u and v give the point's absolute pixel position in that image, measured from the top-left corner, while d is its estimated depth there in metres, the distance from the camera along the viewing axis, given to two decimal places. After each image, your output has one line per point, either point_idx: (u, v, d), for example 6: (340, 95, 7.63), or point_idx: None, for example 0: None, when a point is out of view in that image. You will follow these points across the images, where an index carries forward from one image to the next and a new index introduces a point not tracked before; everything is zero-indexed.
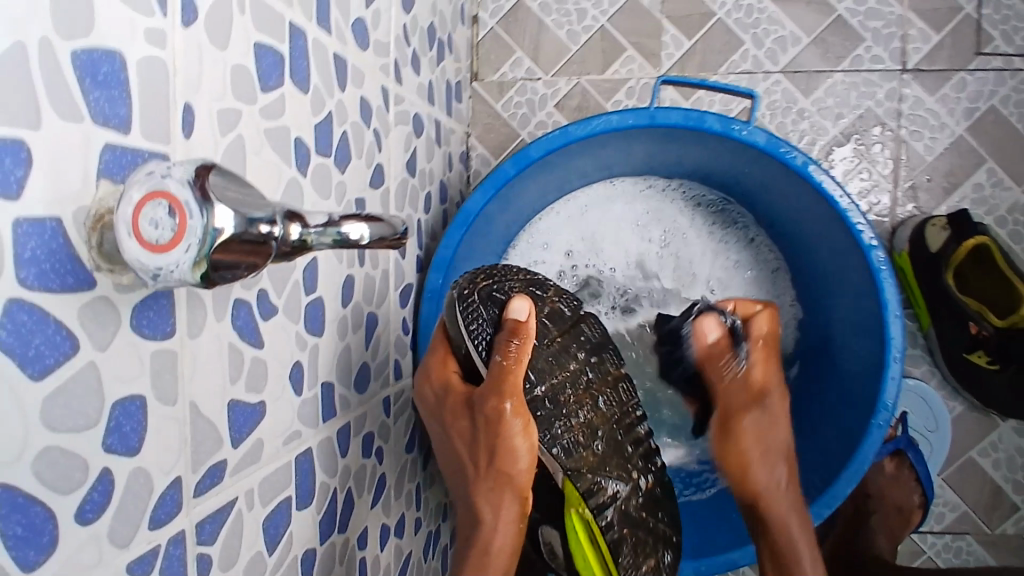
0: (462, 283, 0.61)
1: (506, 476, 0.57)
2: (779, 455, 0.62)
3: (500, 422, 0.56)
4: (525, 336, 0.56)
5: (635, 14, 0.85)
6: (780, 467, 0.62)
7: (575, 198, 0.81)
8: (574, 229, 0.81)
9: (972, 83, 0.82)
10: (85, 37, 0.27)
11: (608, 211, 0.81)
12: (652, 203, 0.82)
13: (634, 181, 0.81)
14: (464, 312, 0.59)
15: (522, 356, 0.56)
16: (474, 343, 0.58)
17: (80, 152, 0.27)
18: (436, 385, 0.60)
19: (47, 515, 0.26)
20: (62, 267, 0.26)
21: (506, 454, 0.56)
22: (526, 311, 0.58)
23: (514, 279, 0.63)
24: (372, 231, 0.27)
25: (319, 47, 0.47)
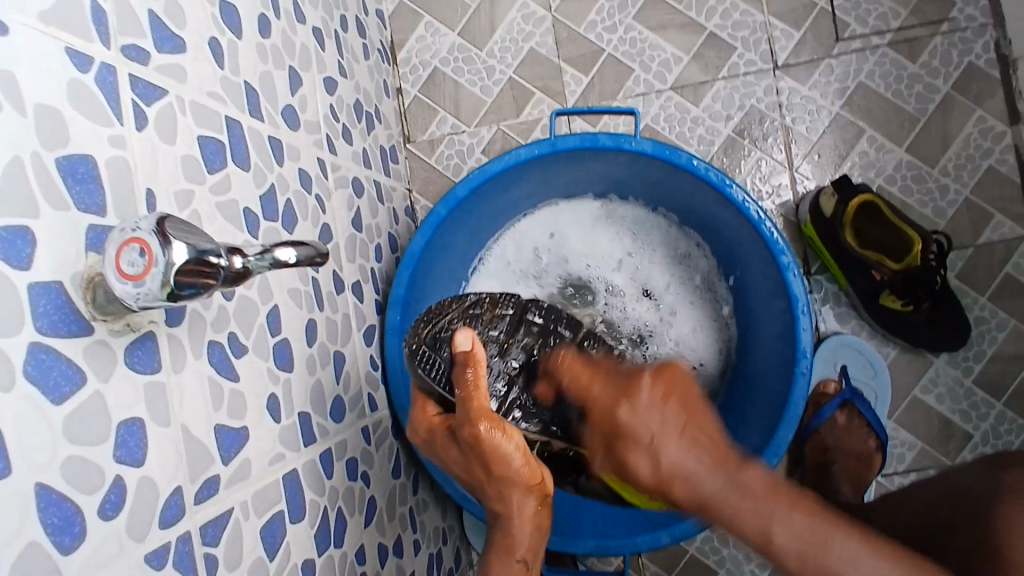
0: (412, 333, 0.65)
1: (510, 479, 0.58)
2: (671, 464, 0.49)
3: (482, 440, 0.55)
4: (478, 363, 0.57)
5: (537, 61, 0.97)
6: (679, 476, 0.49)
7: (522, 223, 0.90)
8: (521, 258, 0.90)
9: (838, 67, 0.94)
10: (63, 148, 0.36)
11: (548, 234, 0.90)
12: (588, 222, 0.90)
13: (572, 203, 0.89)
14: (416, 359, 0.63)
15: (479, 383, 0.56)
16: (435, 380, 0.62)
17: (70, 235, 0.35)
18: (424, 432, 0.62)
19: (76, 509, 0.34)
20: (66, 318, 0.34)
21: (499, 464, 0.57)
22: (469, 339, 0.58)
23: (453, 311, 0.68)
24: (299, 253, 0.35)
25: (255, 132, 0.57)
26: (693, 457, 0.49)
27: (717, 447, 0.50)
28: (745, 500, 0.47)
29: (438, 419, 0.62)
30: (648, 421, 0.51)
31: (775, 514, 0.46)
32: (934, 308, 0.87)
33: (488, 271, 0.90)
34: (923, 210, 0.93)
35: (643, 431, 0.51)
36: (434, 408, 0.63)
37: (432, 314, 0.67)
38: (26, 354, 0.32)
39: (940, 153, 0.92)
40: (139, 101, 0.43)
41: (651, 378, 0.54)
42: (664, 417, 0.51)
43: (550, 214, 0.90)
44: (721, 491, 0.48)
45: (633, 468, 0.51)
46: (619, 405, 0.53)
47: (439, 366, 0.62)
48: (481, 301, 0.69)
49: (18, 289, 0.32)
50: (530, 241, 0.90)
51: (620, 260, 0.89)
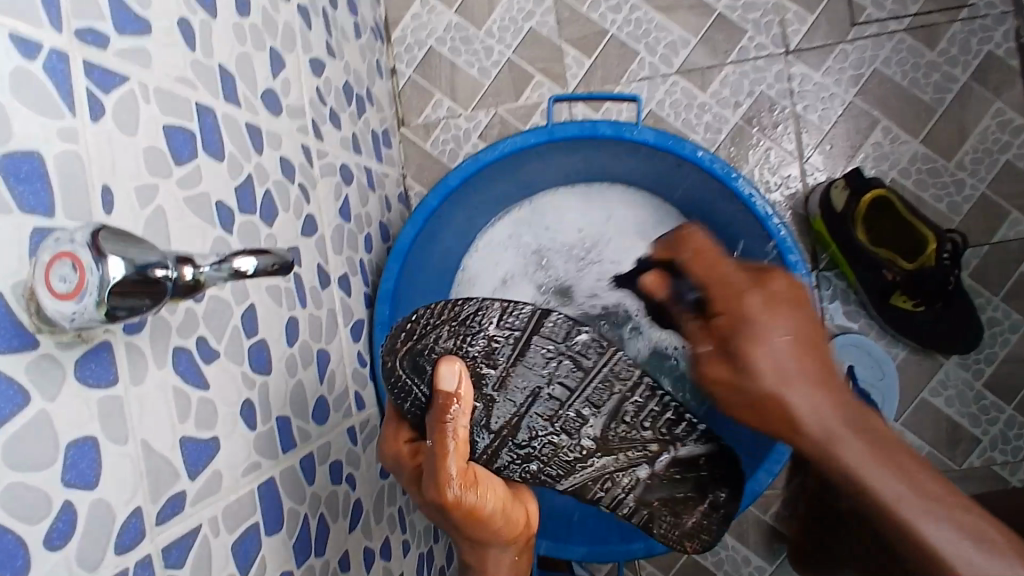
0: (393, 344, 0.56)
1: (477, 539, 0.52)
2: (787, 372, 0.46)
3: (450, 506, 0.48)
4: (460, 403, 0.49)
5: (537, 43, 0.93)
6: (800, 396, 0.45)
7: (527, 204, 0.87)
8: (525, 240, 0.86)
9: (853, 52, 0.89)
10: (5, 144, 0.33)
11: (556, 216, 0.86)
12: (595, 207, 0.86)
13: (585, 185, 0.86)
14: (392, 381, 0.56)
15: (458, 435, 0.49)
16: (412, 403, 0.56)
17: (11, 239, 0.32)
18: (391, 462, 0.55)
19: (18, 542, 0.31)
20: (7, 331, 0.31)
21: (467, 526, 0.50)
22: (455, 377, 0.48)
23: (448, 322, 0.57)
24: (259, 262, 0.32)
25: (230, 120, 0.53)
26: (813, 375, 0.46)
27: (830, 375, 0.47)
28: (872, 447, 0.43)
29: (406, 450, 0.54)
30: (776, 333, 0.47)
31: (899, 481, 0.41)
32: (946, 307, 0.84)
33: (484, 249, 0.86)
34: (937, 205, 0.89)
35: (765, 329, 0.47)
36: (407, 435, 0.56)
37: (418, 326, 0.56)
38: None
39: (957, 146, 0.88)
40: (94, 89, 0.39)
41: (789, 287, 0.50)
42: (784, 326, 0.47)
43: (556, 199, 0.86)
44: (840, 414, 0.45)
45: (753, 364, 0.47)
46: (750, 311, 0.48)
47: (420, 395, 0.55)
48: (488, 307, 0.58)
49: None
50: (533, 222, 0.86)
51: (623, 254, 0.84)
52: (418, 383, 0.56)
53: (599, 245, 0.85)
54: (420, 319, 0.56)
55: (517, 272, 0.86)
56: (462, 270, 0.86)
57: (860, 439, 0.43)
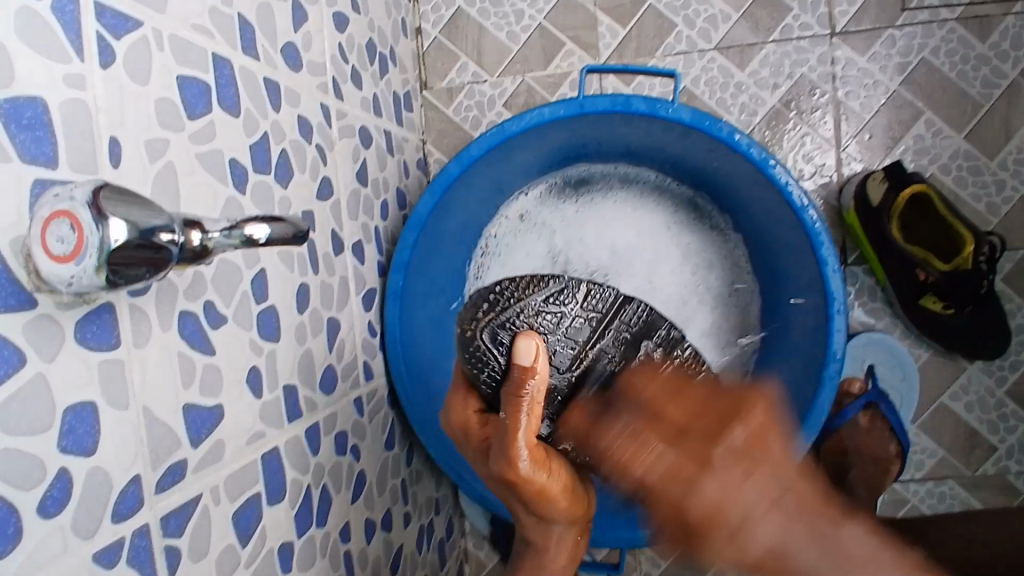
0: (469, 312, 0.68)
1: (543, 517, 0.55)
2: (781, 537, 0.44)
3: (515, 482, 0.51)
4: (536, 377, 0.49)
5: (570, 9, 0.89)
6: (791, 544, 0.44)
7: (559, 190, 0.85)
8: (556, 226, 0.85)
9: (902, 38, 0.85)
10: (6, 88, 0.30)
11: (589, 215, 0.85)
12: (627, 208, 0.85)
13: (618, 178, 0.85)
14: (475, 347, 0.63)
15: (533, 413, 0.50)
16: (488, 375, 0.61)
17: (9, 191, 0.30)
18: (460, 427, 0.58)
19: (9, 509, 0.30)
20: (4, 290, 0.29)
21: (534, 498, 0.53)
22: (532, 355, 0.49)
23: (530, 295, 0.69)
24: (272, 231, 0.30)
25: (248, 73, 0.50)
26: (798, 527, 0.44)
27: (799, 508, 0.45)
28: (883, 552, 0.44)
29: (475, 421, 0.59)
30: (746, 512, 0.45)
31: None
32: (977, 310, 0.82)
33: (510, 223, 0.85)
34: (975, 205, 0.85)
35: (733, 512, 0.45)
36: (477, 402, 0.57)
37: (502, 295, 0.68)
38: None
39: (1001, 144, 0.84)
40: (105, 33, 0.36)
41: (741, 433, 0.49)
42: (722, 480, 0.46)
43: (588, 189, 0.85)
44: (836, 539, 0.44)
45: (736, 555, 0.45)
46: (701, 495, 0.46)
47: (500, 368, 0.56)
48: (565, 286, 0.70)
49: None
50: (562, 210, 0.85)
51: (646, 267, 0.84)
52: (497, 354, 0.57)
53: (627, 250, 0.84)
54: (505, 288, 0.69)
55: (541, 261, 0.84)
56: (483, 250, 0.84)
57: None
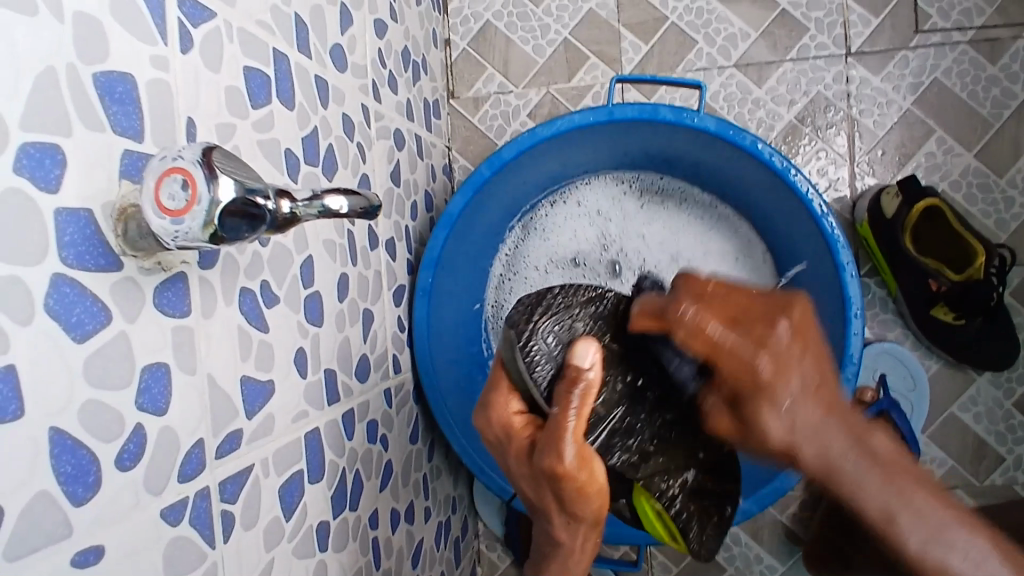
0: (517, 315, 0.61)
1: (575, 515, 0.51)
2: (812, 433, 0.46)
3: (563, 477, 0.48)
4: (588, 388, 0.49)
5: (595, 25, 0.92)
6: (817, 433, 0.46)
7: (617, 185, 0.88)
8: (611, 217, 0.89)
9: (915, 59, 0.88)
10: (102, 62, 0.33)
11: (650, 215, 0.88)
12: (684, 216, 0.88)
13: (669, 187, 0.88)
14: (523, 347, 0.57)
15: (584, 412, 0.48)
16: (539, 377, 0.55)
17: (103, 159, 0.32)
18: (497, 428, 0.55)
19: (91, 458, 0.30)
20: (94, 251, 0.31)
21: (576, 503, 0.50)
22: (591, 357, 0.49)
23: (579, 304, 0.64)
24: (350, 202, 0.32)
25: (302, 70, 0.53)
26: (834, 422, 0.46)
27: (821, 362, 0.49)
28: (946, 509, 0.43)
29: (519, 421, 0.55)
30: (792, 381, 0.47)
31: (906, 492, 0.43)
32: (987, 322, 0.84)
33: (569, 210, 0.89)
34: (985, 220, 0.88)
35: (782, 392, 0.47)
36: (519, 406, 0.55)
37: (550, 304, 0.63)
38: (48, 286, 0.29)
39: (1011, 162, 0.87)
40: (185, 21, 0.39)
41: (787, 326, 0.49)
42: (802, 385, 0.48)
43: (642, 192, 0.88)
44: (902, 493, 0.43)
45: (764, 434, 0.48)
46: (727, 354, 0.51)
47: (552, 372, 0.55)
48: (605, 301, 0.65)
49: (44, 215, 0.29)
50: (616, 204, 0.89)
51: (694, 278, 0.87)
52: (546, 363, 0.56)
53: (683, 258, 0.88)
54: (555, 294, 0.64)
55: (588, 249, 0.88)
56: (524, 238, 0.89)
57: (837, 441, 0.45)
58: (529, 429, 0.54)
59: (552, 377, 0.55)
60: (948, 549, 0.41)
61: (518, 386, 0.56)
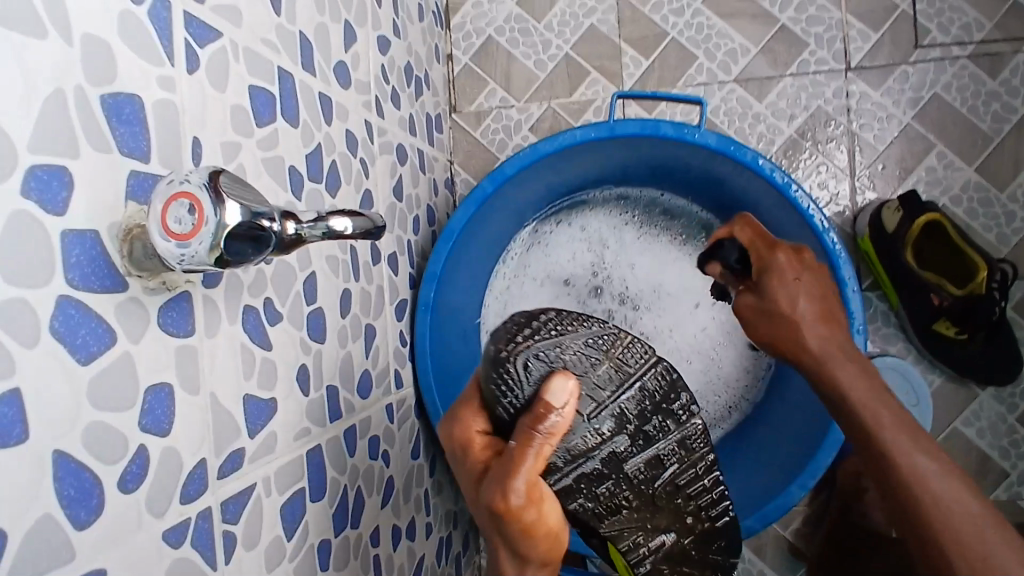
0: (498, 335, 0.50)
1: (517, 554, 0.46)
2: (822, 337, 0.59)
3: (505, 515, 0.44)
4: (554, 427, 0.45)
5: (596, 39, 0.93)
6: (829, 354, 0.58)
7: (620, 206, 0.89)
8: (608, 241, 0.89)
9: (914, 75, 0.88)
10: (109, 84, 0.33)
11: (645, 244, 0.89)
12: (676, 251, 0.88)
13: (673, 213, 0.89)
14: (499, 372, 0.48)
15: (542, 450, 0.44)
16: (509, 405, 0.48)
17: (109, 179, 0.32)
18: (455, 444, 0.50)
19: (94, 480, 0.30)
20: (100, 271, 0.31)
21: (522, 543, 0.45)
22: (567, 395, 0.45)
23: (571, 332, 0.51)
24: (354, 224, 0.32)
25: (306, 87, 0.53)
26: (836, 338, 0.60)
27: (829, 306, 0.61)
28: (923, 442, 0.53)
29: (480, 444, 0.49)
30: (799, 290, 0.61)
31: (897, 415, 0.54)
32: (990, 337, 0.84)
33: (569, 232, 0.89)
34: (987, 235, 0.88)
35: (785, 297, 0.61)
36: (483, 426, 0.50)
37: (540, 326, 0.51)
38: (53, 308, 0.29)
39: (1012, 176, 0.87)
40: (191, 42, 0.39)
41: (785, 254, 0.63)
42: (813, 318, 0.60)
43: (643, 215, 0.89)
44: (904, 428, 0.53)
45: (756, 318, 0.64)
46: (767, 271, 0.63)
47: (522, 400, 0.48)
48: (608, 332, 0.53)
49: (51, 236, 0.29)
50: (615, 227, 0.89)
51: (676, 311, 0.87)
52: (518, 393, 0.48)
53: (666, 292, 0.87)
54: (546, 319, 0.51)
55: (581, 269, 0.88)
56: (518, 251, 0.89)
57: (856, 364, 0.57)
58: (486, 455, 0.48)
59: (521, 406, 0.48)
60: (930, 480, 0.51)
61: (486, 406, 0.51)
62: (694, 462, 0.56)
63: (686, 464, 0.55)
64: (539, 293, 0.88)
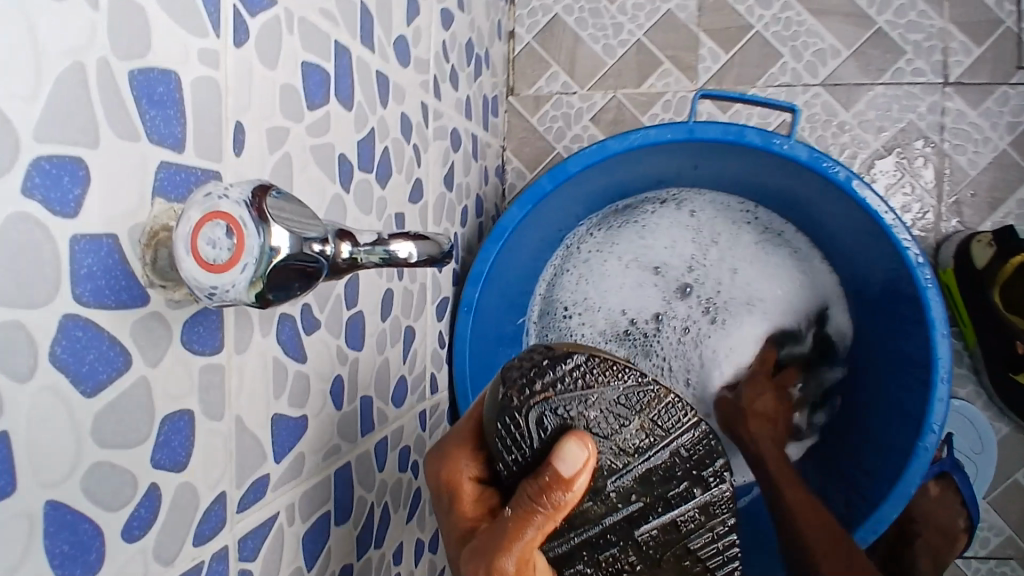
0: (512, 375, 0.43)
1: None
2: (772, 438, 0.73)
3: None
4: (560, 506, 0.38)
5: (672, 27, 0.85)
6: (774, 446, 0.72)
7: (722, 203, 0.84)
8: (718, 240, 0.85)
9: (1016, 97, 0.80)
10: (141, 58, 0.28)
11: (740, 250, 0.84)
12: (770, 263, 0.84)
13: (773, 221, 0.83)
14: (505, 422, 0.42)
15: (545, 528, 0.38)
16: (512, 461, 0.42)
17: (133, 173, 0.27)
18: (444, 489, 0.45)
19: (95, 531, 0.26)
20: (118, 283, 0.26)
21: None
22: (580, 468, 0.38)
23: (603, 381, 0.44)
24: (420, 249, 0.27)
25: (363, 65, 0.48)
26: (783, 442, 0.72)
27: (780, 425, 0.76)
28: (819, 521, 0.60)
29: (470, 493, 0.44)
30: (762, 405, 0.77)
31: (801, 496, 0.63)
32: None
33: (678, 214, 0.85)
34: None
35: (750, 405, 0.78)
36: (475, 471, 0.45)
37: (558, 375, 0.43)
38: (56, 331, 0.24)
39: None
40: (241, 9, 0.34)
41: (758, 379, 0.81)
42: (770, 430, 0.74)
43: (743, 219, 0.84)
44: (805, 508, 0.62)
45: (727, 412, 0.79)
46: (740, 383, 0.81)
47: (531, 458, 0.42)
48: (645, 385, 0.45)
49: (58, 243, 0.24)
50: (713, 223, 0.85)
51: (751, 326, 0.84)
52: (522, 449, 0.42)
53: (759, 309, 0.84)
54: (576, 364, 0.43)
55: (664, 262, 0.85)
56: (601, 228, 0.85)
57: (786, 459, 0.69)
58: (476, 511, 0.43)
59: (522, 463, 0.42)
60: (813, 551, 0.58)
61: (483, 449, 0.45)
62: (713, 527, 0.48)
63: (702, 529, 0.47)
64: (615, 278, 0.85)
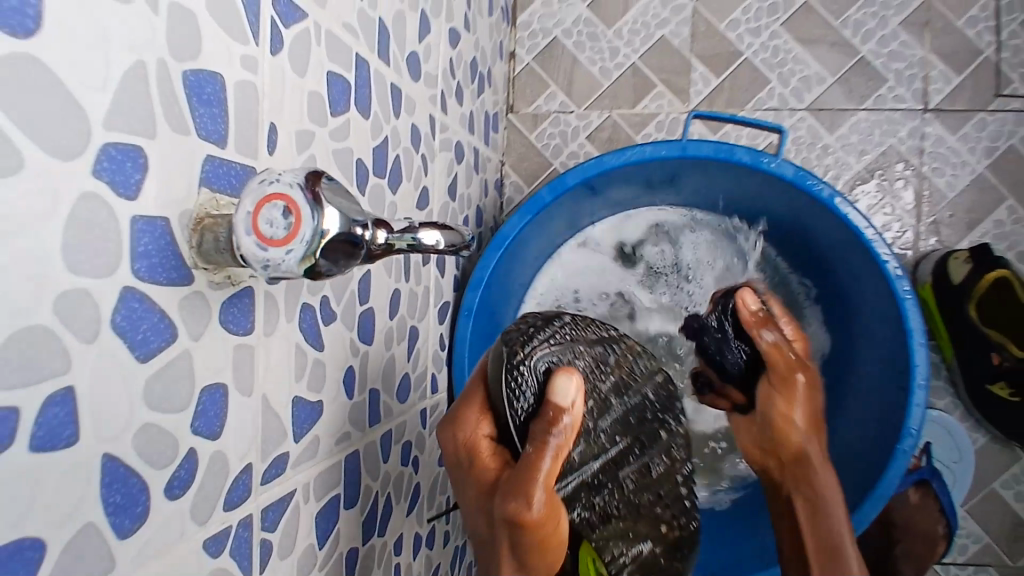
0: (512, 335, 0.48)
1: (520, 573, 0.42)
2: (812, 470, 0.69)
3: (523, 530, 0.39)
4: (567, 426, 0.42)
5: (666, 52, 0.90)
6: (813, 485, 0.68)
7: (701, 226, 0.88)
8: (702, 264, 0.89)
9: (991, 124, 0.85)
10: (192, 60, 0.31)
11: (719, 272, 0.89)
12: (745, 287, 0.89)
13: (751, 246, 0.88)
14: (510, 376, 0.45)
15: (562, 454, 0.41)
16: (519, 411, 0.45)
17: (183, 163, 0.30)
18: (459, 448, 0.46)
19: (141, 486, 0.28)
20: (169, 262, 0.29)
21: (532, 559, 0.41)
22: (575, 395, 0.43)
23: (584, 340, 0.50)
24: (445, 237, 0.30)
25: (381, 77, 0.51)
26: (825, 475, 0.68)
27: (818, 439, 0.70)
28: None
29: (486, 450, 0.46)
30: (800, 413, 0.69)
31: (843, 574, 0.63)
32: None
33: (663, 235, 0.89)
34: None
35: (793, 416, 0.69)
36: (488, 429, 0.47)
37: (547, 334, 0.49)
38: (117, 301, 0.27)
39: None
40: (277, 20, 0.37)
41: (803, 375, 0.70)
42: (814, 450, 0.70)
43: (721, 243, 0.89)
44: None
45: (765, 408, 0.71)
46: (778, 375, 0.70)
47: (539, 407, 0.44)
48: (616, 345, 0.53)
49: (121, 223, 0.27)
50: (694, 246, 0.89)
51: None
52: (528, 399, 0.45)
53: None
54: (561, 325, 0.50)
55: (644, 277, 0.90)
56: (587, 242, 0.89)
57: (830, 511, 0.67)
58: (493, 463, 0.45)
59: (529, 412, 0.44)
60: None
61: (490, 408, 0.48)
62: (674, 469, 0.55)
63: (666, 471, 0.54)
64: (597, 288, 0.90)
